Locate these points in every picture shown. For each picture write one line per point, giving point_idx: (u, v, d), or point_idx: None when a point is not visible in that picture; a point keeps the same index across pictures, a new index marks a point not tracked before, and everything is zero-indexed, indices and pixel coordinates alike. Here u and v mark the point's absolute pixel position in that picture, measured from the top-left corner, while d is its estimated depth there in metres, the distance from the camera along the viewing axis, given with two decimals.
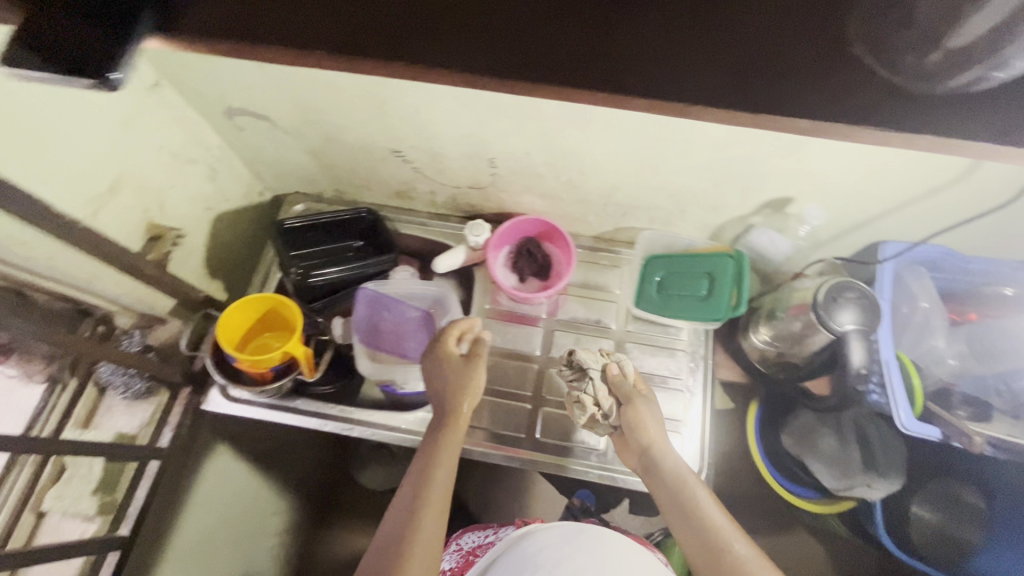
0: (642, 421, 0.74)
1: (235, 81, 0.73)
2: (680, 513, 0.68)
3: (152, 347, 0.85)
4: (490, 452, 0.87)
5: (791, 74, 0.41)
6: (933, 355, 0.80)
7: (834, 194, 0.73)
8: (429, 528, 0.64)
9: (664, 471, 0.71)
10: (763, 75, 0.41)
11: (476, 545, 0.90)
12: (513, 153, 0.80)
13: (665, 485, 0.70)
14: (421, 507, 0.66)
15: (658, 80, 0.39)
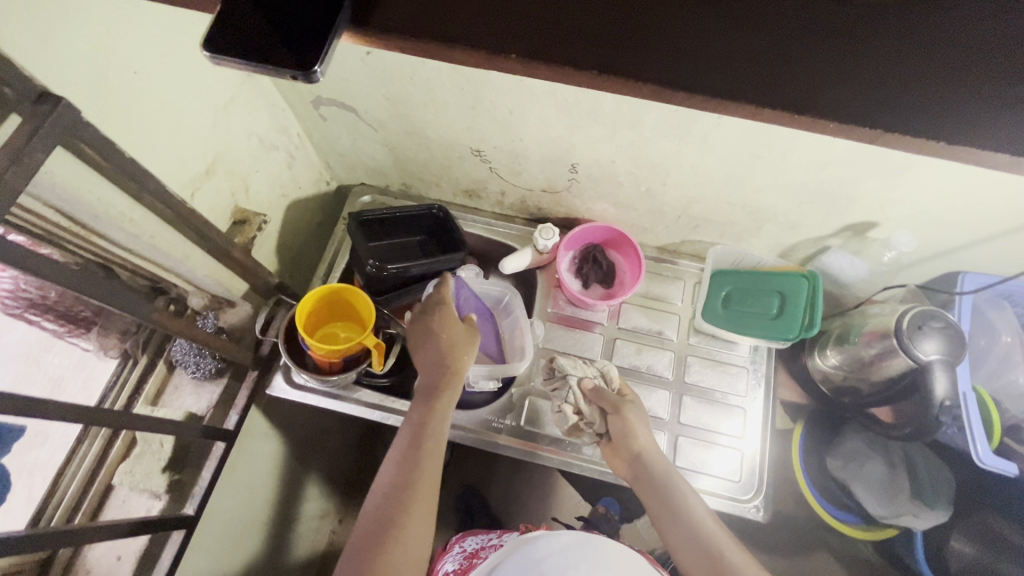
0: (626, 426, 0.72)
1: (333, 72, 0.73)
2: (674, 512, 0.65)
3: (224, 329, 0.85)
4: (514, 447, 0.87)
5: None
6: (1011, 390, 0.78)
7: (922, 220, 0.73)
8: (425, 490, 0.63)
9: (651, 475, 0.69)
10: (997, 84, 0.31)
11: (479, 548, 0.91)
12: (597, 159, 0.79)
13: (653, 491, 0.68)
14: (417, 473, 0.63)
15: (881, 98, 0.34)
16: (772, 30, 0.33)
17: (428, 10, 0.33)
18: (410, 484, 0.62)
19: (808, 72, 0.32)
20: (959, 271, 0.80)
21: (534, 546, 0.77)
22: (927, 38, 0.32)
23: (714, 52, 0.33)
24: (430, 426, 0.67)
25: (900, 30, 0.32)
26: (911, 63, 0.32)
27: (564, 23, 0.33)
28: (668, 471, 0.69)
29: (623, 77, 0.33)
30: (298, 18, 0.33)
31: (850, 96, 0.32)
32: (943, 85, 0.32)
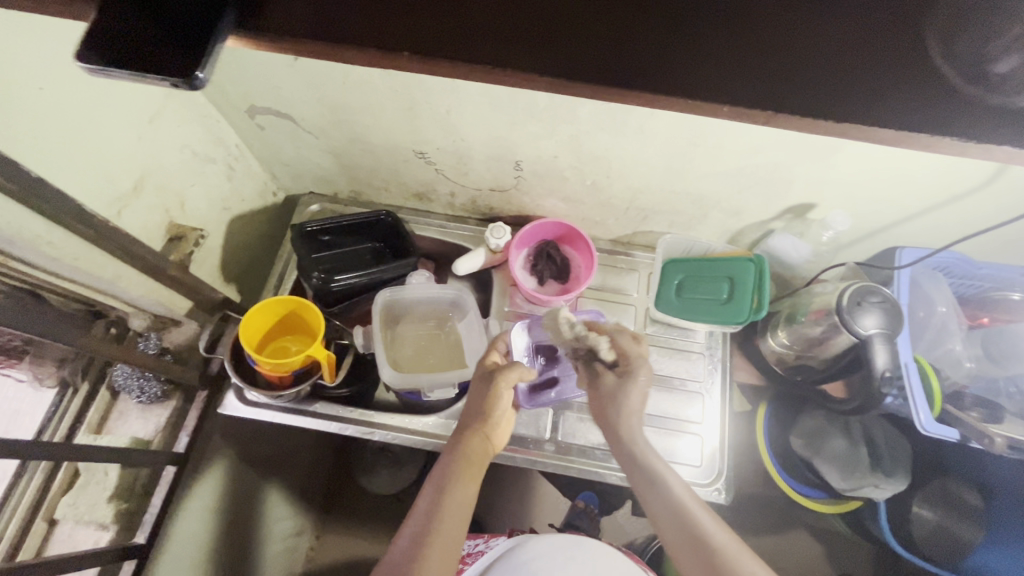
0: (625, 397, 0.67)
1: (262, 80, 0.72)
2: (666, 502, 0.58)
3: (168, 349, 0.82)
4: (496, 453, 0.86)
5: (916, 57, 0.32)
6: (950, 358, 0.82)
7: (856, 199, 0.75)
8: (449, 529, 0.60)
9: (643, 459, 0.63)
10: (877, 63, 0.32)
11: (466, 553, 0.89)
12: (540, 156, 0.79)
13: (641, 474, 0.62)
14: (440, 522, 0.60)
15: (783, 72, 0.32)
16: (671, 14, 0.33)
17: (319, 11, 0.33)
18: (430, 532, 0.59)
19: (712, 53, 0.32)
20: (896, 246, 0.83)
21: (522, 549, 0.80)
22: (815, 21, 0.33)
23: (618, 38, 0.32)
24: (457, 479, 0.65)
25: (790, 15, 0.33)
26: (802, 46, 0.32)
27: (463, 21, 0.32)
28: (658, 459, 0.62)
29: (517, 67, 0.33)
30: (185, 20, 0.32)
31: (751, 76, 0.32)
32: (828, 64, 0.32)
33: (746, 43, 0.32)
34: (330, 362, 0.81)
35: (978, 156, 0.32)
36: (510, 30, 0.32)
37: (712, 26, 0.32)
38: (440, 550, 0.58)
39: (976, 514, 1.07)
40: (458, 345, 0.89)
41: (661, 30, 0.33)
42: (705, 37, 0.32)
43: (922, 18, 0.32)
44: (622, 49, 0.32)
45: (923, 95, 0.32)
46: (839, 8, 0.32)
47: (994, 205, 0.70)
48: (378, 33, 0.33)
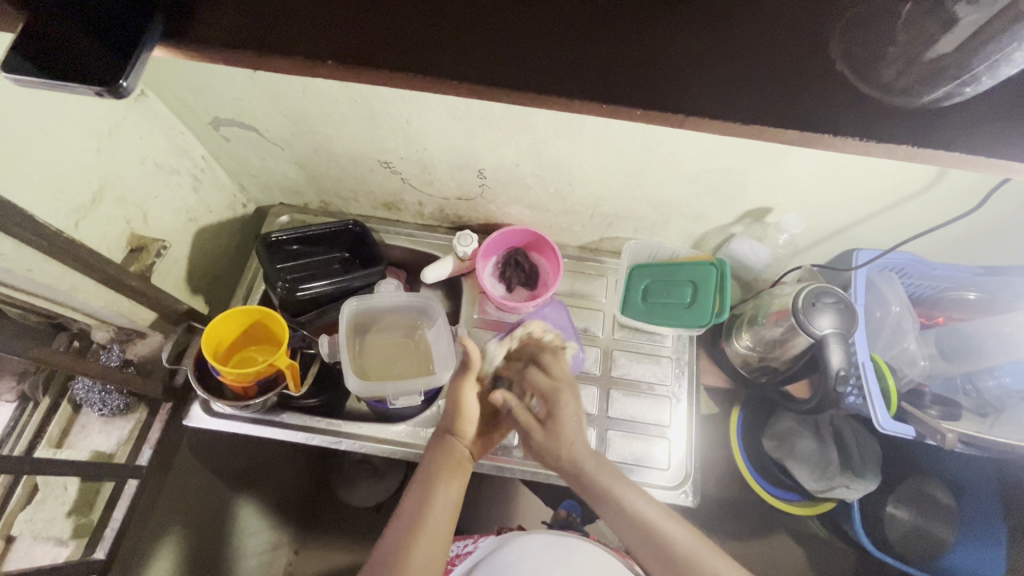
0: (560, 420, 0.70)
1: (223, 92, 0.73)
2: (623, 516, 0.64)
3: (132, 361, 0.83)
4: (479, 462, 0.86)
5: (810, 66, 0.34)
6: (905, 357, 0.83)
7: (808, 202, 0.77)
8: (432, 528, 0.64)
9: (597, 484, 0.66)
10: (777, 72, 0.34)
11: (456, 554, 0.90)
12: (502, 164, 0.81)
13: (597, 497, 0.66)
14: (424, 526, 0.64)
15: (692, 79, 0.34)
16: (579, 32, 0.35)
17: (249, 27, 0.34)
18: (415, 535, 0.63)
19: (624, 62, 0.34)
20: (852, 248, 0.85)
21: (503, 552, 0.81)
22: (719, 32, 0.35)
23: (537, 54, 0.34)
24: (441, 482, 0.68)
25: (692, 29, 0.35)
26: (705, 56, 0.34)
27: (390, 36, 0.34)
28: (608, 478, 0.66)
29: (436, 77, 0.34)
30: (110, 31, 0.33)
31: (662, 84, 0.34)
32: (733, 72, 0.34)
33: (656, 56, 0.34)
34: (293, 372, 0.81)
35: (880, 156, 0.34)
36: (426, 46, 0.34)
37: (619, 43, 0.35)
38: (423, 554, 0.62)
39: (946, 512, 1.09)
40: (426, 353, 0.90)
41: (570, 42, 0.35)
42: (618, 51, 0.34)
43: (818, 30, 0.34)
44: (534, 61, 0.34)
45: (819, 98, 0.34)
46: (744, 22, 0.35)
47: (939, 206, 0.72)
48: (298, 45, 0.34)
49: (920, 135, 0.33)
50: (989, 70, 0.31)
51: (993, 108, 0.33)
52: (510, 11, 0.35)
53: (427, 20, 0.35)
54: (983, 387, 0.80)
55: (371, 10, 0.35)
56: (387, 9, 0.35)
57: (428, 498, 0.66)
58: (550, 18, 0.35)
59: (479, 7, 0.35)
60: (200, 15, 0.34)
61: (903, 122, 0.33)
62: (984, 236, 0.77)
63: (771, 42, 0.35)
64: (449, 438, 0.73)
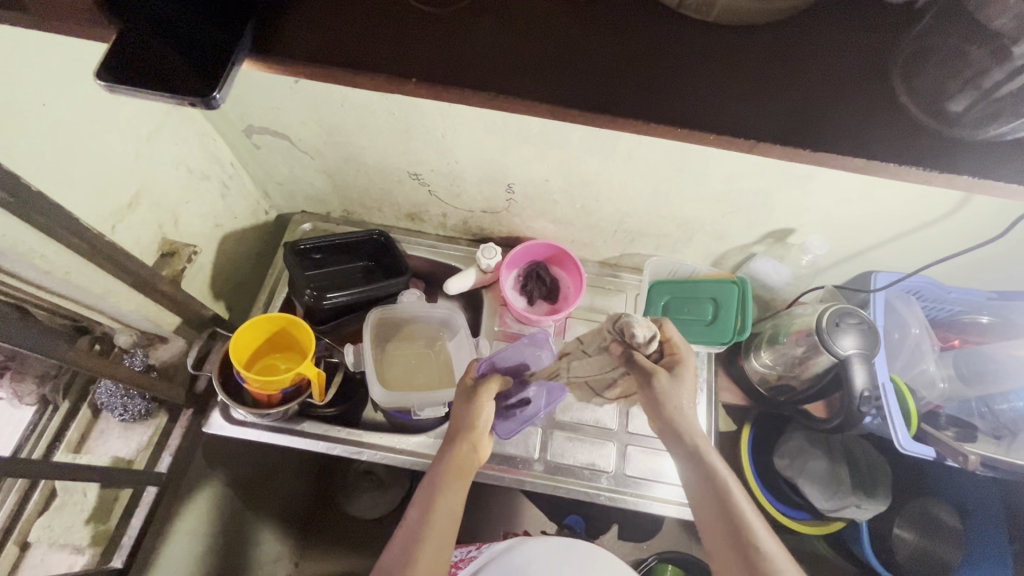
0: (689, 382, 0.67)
1: (261, 101, 0.73)
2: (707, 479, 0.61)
3: (154, 366, 0.82)
4: (501, 474, 0.86)
5: (868, 99, 0.36)
6: (925, 378, 0.85)
7: (832, 224, 0.79)
8: (440, 531, 0.63)
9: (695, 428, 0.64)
10: (843, 103, 0.35)
11: (458, 559, 0.87)
12: (532, 179, 0.82)
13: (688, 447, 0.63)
14: (427, 534, 0.62)
15: (757, 105, 0.35)
16: (651, 60, 0.36)
17: (332, 43, 0.35)
18: (425, 536, 0.62)
19: (699, 90, 0.36)
20: (871, 271, 0.87)
21: (514, 554, 0.80)
22: (782, 65, 0.36)
23: (612, 79, 0.36)
24: (446, 490, 0.66)
25: (757, 62, 0.36)
26: (769, 86, 0.36)
27: (470, 57, 0.36)
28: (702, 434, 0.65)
29: (511, 95, 0.35)
30: (203, 46, 0.34)
31: (732, 110, 0.35)
32: (798, 102, 0.35)
33: (731, 85, 0.36)
34: (319, 381, 0.81)
35: (942, 186, 0.35)
36: (500, 67, 0.35)
37: (688, 71, 0.36)
38: (428, 559, 0.61)
39: (952, 533, 1.10)
40: (446, 364, 0.90)
41: (641, 68, 0.36)
42: (694, 80, 0.36)
43: (876, 66, 0.36)
44: (608, 86, 0.35)
45: (877, 127, 0.35)
46: (811, 56, 0.37)
47: (960, 231, 0.74)
48: (375, 64, 0.35)
49: (979, 165, 0.34)
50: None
51: None
52: (580, 38, 0.37)
53: (503, 44, 0.36)
54: (999, 410, 0.81)
55: (452, 33, 0.36)
56: (463, 33, 0.36)
57: (431, 506, 0.64)
58: (622, 45, 0.37)
59: (555, 32, 0.37)
60: (279, 33, 0.35)
61: (965, 153, 0.34)
62: (1000, 261, 0.80)
63: (831, 76, 0.36)
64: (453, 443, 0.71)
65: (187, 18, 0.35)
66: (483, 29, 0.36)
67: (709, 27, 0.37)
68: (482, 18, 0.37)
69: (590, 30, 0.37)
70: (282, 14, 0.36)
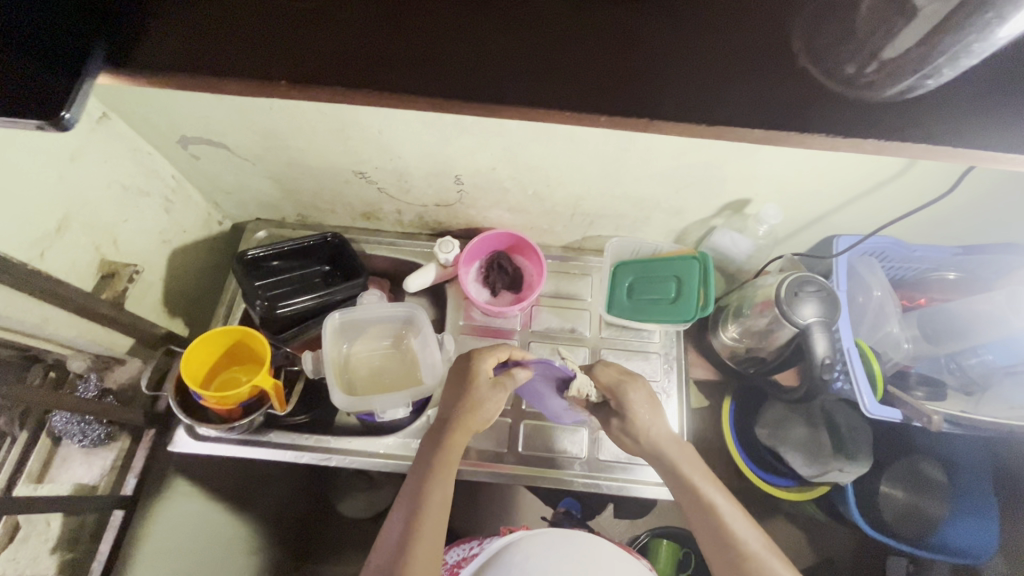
0: (631, 413, 0.74)
1: (189, 110, 0.72)
2: (705, 516, 0.65)
3: (111, 390, 0.81)
4: (475, 470, 0.85)
5: (762, 63, 0.33)
6: (889, 340, 0.84)
7: (785, 192, 0.77)
8: (432, 516, 0.62)
9: (680, 471, 0.69)
10: (734, 69, 0.33)
11: (461, 558, 0.87)
12: (479, 169, 0.80)
13: (681, 487, 0.68)
14: (421, 519, 0.62)
15: (654, 75, 0.33)
16: (534, 37, 0.34)
17: (196, 49, 0.33)
18: (418, 521, 0.61)
19: (591, 68, 0.34)
20: (832, 236, 0.85)
21: (515, 549, 0.79)
22: (673, 33, 0.34)
23: (495, 65, 0.34)
24: (437, 478, 0.65)
25: (648, 29, 0.34)
26: (661, 59, 0.34)
27: (342, 51, 0.33)
28: (693, 470, 0.69)
29: (382, 90, 0.33)
30: (50, 58, 0.31)
31: (625, 84, 0.33)
32: (689, 73, 0.33)
33: (622, 60, 0.34)
34: (277, 392, 0.79)
35: (849, 151, 0.33)
36: (373, 61, 0.33)
37: (573, 46, 0.34)
38: (424, 549, 0.59)
39: (939, 489, 1.11)
40: (413, 363, 0.89)
41: (521, 50, 0.34)
42: (585, 58, 0.34)
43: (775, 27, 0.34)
44: (488, 69, 0.33)
45: (771, 88, 0.33)
46: (707, 24, 0.34)
47: (913, 190, 0.72)
48: (237, 70, 0.33)
49: (885, 127, 0.32)
50: (949, 62, 0.30)
51: (963, 95, 0.33)
52: (456, 17, 0.34)
53: (376, 33, 0.34)
54: (967, 365, 0.82)
55: (322, 25, 0.34)
56: (332, 24, 0.34)
57: (423, 494, 0.64)
58: (504, 19, 0.34)
59: (438, 15, 0.34)
60: (123, 44, 0.33)
61: (868, 117, 0.33)
62: (963, 216, 0.78)
63: (729, 42, 0.34)
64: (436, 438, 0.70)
65: (29, 29, 0.32)
66: (358, 21, 0.34)
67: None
68: (357, 7, 0.34)
69: (469, 11, 0.34)
70: (141, 25, 0.33)
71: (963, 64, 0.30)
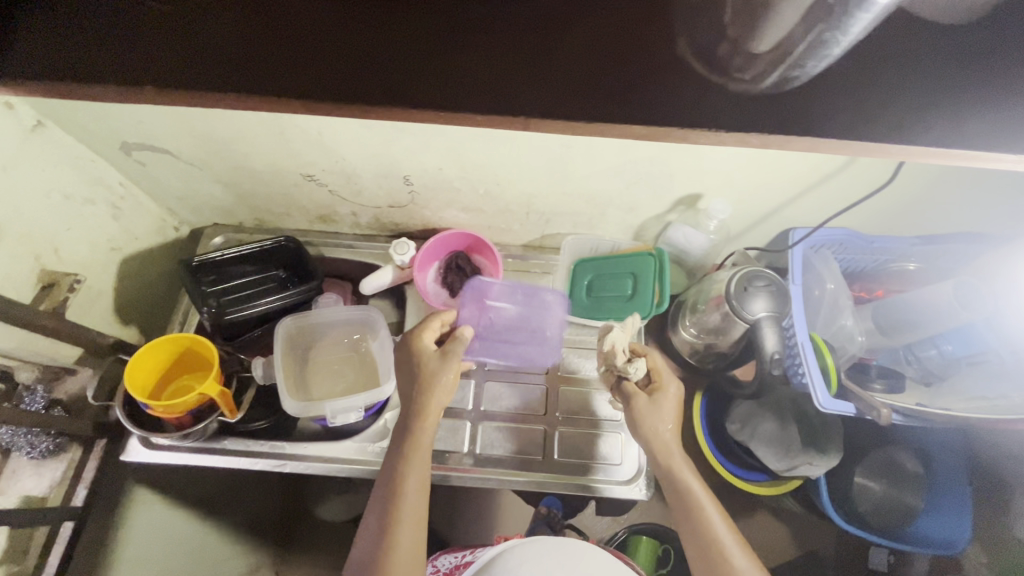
0: (666, 401, 0.71)
1: (126, 117, 0.71)
2: (683, 506, 0.67)
3: (59, 401, 0.79)
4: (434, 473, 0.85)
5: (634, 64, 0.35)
6: (842, 334, 0.83)
7: (735, 186, 0.76)
8: (408, 502, 0.64)
9: (668, 465, 0.69)
10: (611, 69, 0.35)
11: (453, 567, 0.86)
12: (427, 169, 0.79)
13: (667, 479, 0.69)
14: (398, 508, 0.64)
15: (530, 73, 0.34)
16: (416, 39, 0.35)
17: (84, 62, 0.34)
18: (395, 510, 0.64)
19: (470, 68, 0.35)
20: (787, 229, 0.84)
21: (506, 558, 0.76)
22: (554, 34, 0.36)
23: (375, 68, 0.34)
24: (408, 464, 0.66)
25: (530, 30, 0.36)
26: (542, 58, 0.35)
27: (225, 57, 0.34)
28: (684, 466, 0.69)
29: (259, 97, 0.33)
30: None
31: (502, 82, 0.34)
32: (568, 71, 0.35)
33: (501, 61, 0.35)
34: (226, 398, 0.79)
35: None
36: (253, 68, 0.34)
37: (454, 47, 0.35)
38: (404, 538, 0.62)
39: (915, 480, 1.10)
40: (370, 366, 0.88)
41: (398, 54, 0.35)
42: (462, 59, 0.35)
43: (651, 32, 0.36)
44: (369, 70, 0.34)
45: (650, 81, 0.35)
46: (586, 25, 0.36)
47: (861, 182, 0.71)
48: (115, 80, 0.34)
49: None
50: (811, 48, 0.35)
51: (828, 86, 0.37)
52: (340, 23, 0.35)
53: (258, 41, 0.35)
54: (925, 356, 0.81)
55: (207, 34, 0.35)
56: (216, 32, 0.35)
57: (396, 482, 0.65)
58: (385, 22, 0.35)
59: (323, 22, 0.35)
60: (20, 50, 0.34)
61: None
62: (917, 206, 0.77)
63: (607, 44, 0.36)
64: (409, 422, 0.68)
65: None
66: (242, 29, 0.35)
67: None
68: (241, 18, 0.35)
69: (352, 18, 0.35)
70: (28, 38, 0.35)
71: (827, 55, 0.36)
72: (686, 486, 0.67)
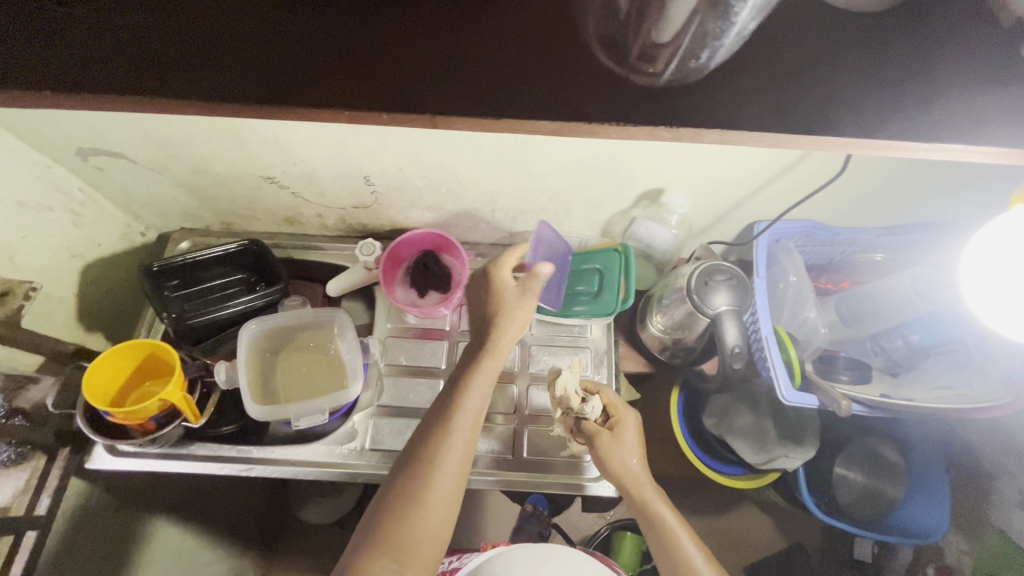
0: (621, 436, 0.74)
1: (78, 122, 0.70)
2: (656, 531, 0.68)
3: (20, 410, 0.77)
4: None
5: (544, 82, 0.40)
6: (807, 326, 0.83)
7: (694, 180, 0.76)
8: (466, 418, 0.62)
9: (639, 494, 0.70)
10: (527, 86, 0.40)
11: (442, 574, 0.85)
12: (387, 169, 0.79)
13: (639, 505, 0.70)
14: (454, 421, 0.62)
15: (454, 94, 0.39)
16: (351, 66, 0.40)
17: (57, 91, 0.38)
18: (453, 418, 0.62)
19: (402, 90, 0.39)
20: (752, 222, 0.84)
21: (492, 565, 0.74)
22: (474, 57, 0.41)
23: (317, 91, 0.39)
24: (473, 381, 0.65)
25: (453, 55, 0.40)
26: (465, 80, 0.40)
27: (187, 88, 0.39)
28: (653, 494, 0.71)
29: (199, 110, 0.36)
30: None
31: (428, 99, 0.39)
32: (485, 89, 0.39)
33: (427, 80, 0.40)
34: (188, 404, 0.78)
35: None
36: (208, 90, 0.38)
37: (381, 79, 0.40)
38: (453, 449, 0.60)
39: (894, 472, 1.09)
40: (336, 368, 0.88)
41: (341, 78, 0.39)
42: (394, 83, 0.39)
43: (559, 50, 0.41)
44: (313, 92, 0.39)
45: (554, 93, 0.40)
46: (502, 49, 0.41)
47: (819, 174, 0.71)
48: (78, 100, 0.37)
49: None
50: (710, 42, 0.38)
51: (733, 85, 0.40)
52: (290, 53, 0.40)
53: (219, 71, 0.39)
54: (892, 348, 0.81)
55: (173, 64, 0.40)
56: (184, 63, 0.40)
57: (459, 394, 0.64)
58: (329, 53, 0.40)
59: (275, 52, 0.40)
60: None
61: None
62: (879, 197, 0.77)
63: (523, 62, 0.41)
64: (479, 358, 0.67)
65: None
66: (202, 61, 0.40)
67: (414, 22, 0.42)
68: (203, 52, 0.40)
69: (298, 51, 0.40)
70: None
71: (717, 45, 0.39)
72: (658, 513, 0.69)
